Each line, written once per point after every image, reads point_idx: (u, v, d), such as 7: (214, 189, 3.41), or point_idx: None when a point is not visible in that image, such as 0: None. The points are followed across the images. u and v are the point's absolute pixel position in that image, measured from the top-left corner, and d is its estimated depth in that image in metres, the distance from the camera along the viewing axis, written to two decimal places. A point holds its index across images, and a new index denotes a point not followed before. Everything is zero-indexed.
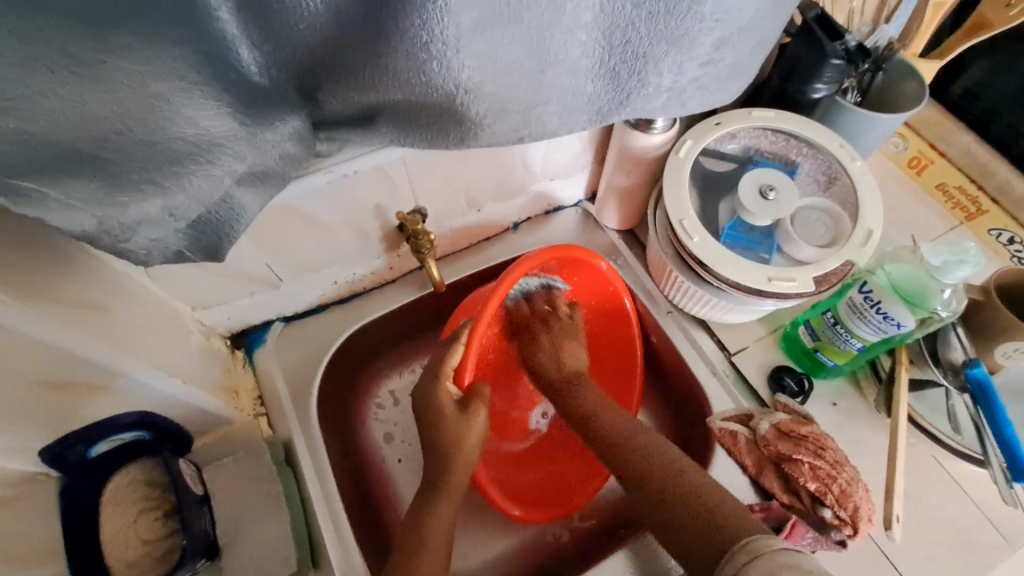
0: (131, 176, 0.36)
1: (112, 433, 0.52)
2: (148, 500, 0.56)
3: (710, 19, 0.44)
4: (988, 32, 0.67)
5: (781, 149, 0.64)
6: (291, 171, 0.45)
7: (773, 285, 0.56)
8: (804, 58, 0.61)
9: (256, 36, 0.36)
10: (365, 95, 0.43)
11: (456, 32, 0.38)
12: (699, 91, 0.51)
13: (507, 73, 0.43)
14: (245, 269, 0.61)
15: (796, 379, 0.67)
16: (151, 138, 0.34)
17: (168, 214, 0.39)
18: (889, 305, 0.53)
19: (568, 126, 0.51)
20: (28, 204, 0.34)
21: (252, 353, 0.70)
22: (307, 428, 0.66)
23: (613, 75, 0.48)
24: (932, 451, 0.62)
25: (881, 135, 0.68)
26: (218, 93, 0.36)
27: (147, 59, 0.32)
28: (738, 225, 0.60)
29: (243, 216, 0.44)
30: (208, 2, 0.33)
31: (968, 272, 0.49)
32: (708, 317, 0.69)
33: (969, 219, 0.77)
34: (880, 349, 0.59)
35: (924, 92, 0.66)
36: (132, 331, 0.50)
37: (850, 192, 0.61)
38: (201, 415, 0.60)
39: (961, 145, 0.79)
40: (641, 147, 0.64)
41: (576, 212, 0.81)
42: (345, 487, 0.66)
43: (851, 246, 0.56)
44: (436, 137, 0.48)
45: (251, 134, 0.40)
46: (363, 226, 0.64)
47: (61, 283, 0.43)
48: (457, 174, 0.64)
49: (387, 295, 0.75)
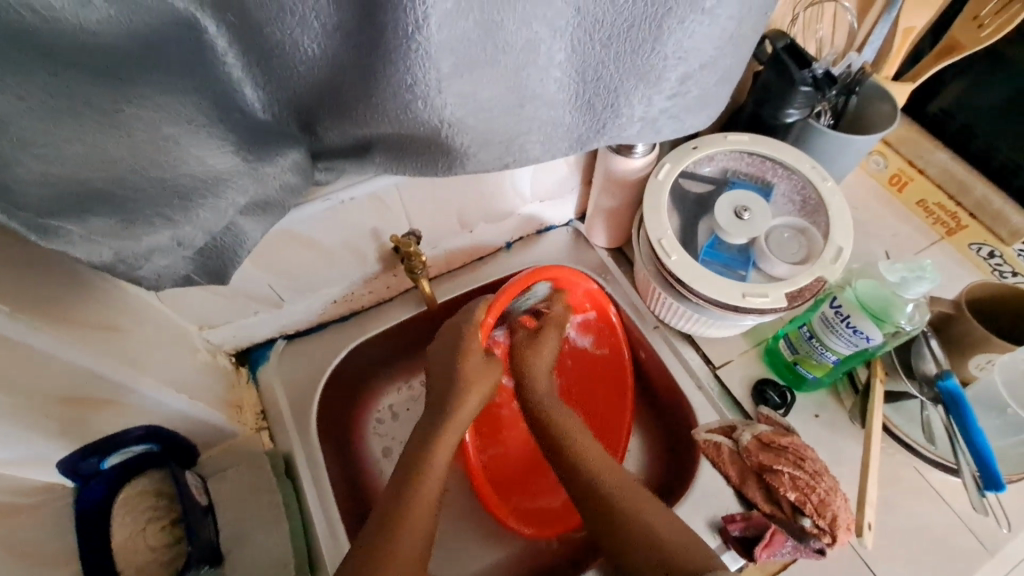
0: (144, 212, 0.40)
1: (122, 446, 0.55)
2: (155, 510, 0.59)
3: (674, 57, 0.48)
4: (959, 53, 0.70)
5: (756, 170, 0.68)
6: (290, 200, 0.49)
7: (748, 301, 0.59)
8: (774, 85, 0.64)
9: (259, 79, 0.41)
10: (358, 129, 0.47)
11: (437, 75, 0.41)
12: (671, 119, 0.55)
13: (488, 108, 0.47)
14: (249, 290, 0.64)
15: (779, 392, 0.69)
16: (162, 175, 0.38)
17: (177, 243, 0.43)
18: (857, 319, 0.55)
19: (549, 153, 0.55)
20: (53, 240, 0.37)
21: (256, 370, 0.73)
22: (308, 439, 0.69)
23: (588, 107, 0.51)
24: (912, 462, 0.64)
25: (855, 156, 0.71)
26: (223, 133, 0.40)
27: (160, 105, 0.36)
28: (716, 244, 0.64)
29: (246, 242, 0.48)
30: (216, 50, 0.37)
31: (927, 287, 0.52)
32: (692, 332, 0.72)
33: (949, 235, 0.81)
34: (856, 361, 0.61)
35: (895, 115, 0.69)
36: (145, 350, 0.54)
37: (822, 212, 0.64)
38: (206, 428, 0.64)
39: (938, 163, 0.82)
40: (622, 170, 0.67)
41: (567, 231, 0.84)
42: (343, 498, 0.69)
43: (822, 264, 0.59)
44: (425, 165, 0.51)
45: (252, 168, 0.44)
46: (360, 248, 0.68)
47: (81, 306, 0.47)
48: (450, 198, 0.68)
49: (385, 313, 0.78)
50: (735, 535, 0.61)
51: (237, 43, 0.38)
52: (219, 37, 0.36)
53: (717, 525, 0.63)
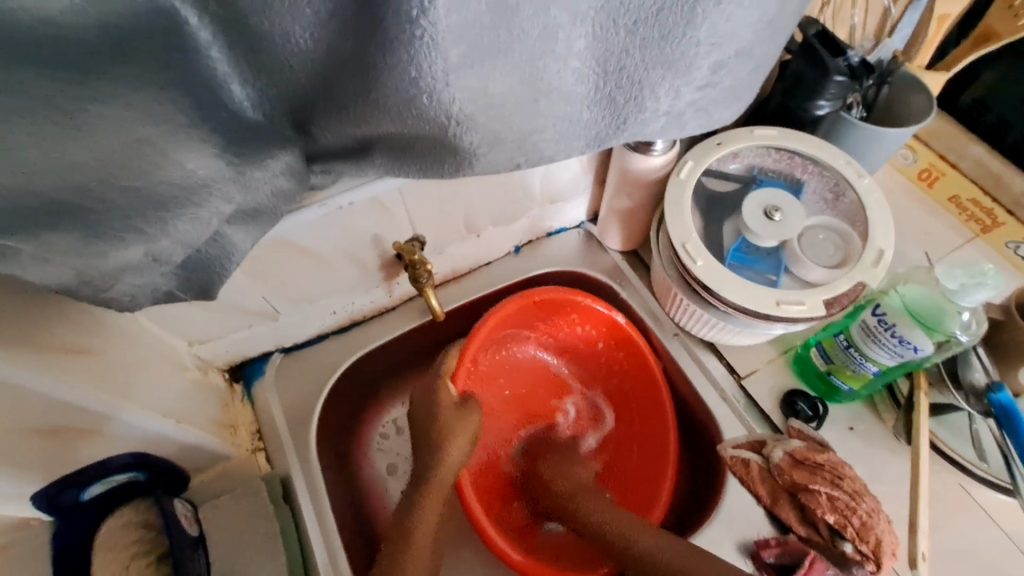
0: (111, 226, 0.35)
1: (105, 474, 0.51)
2: (144, 544, 0.54)
3: (706, 43, 0.43)
4: (995, 41, 0.65)
5: (785, 167, 0.63)
6: (283, 208, 0.45)
7: (782, 309, 0.54)
8: (807, 74, 0.60)
9: (248, 74, 0.37)
10: (358, 129, 0.42)
11: (445, 65, 0.37)
12: (698, 113, 0.50)
13: (500, 103, 0.42)
14: (241, 303, 0.60)
15: (809, 403, 0.64)
16: (135, 184, 0.34)
17: (151, 259, 0.38)
18: (903, 328, 0.51)
19: (566, 152, 0.50)
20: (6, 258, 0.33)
21: (250, 386, 0.69)
22: (307, 461, 0.65)
23: (609, 100, 0.47)
24: (959, 480, 0.59)
25: (888, 150, 0.66)
26: (206, 133, 0.36)
27: (132, 104, 0.32)
28: (743, 246, 0.59)
29: (234, 254, 0.43)
30: (199, 42, 0.33)
31: (987, 295, 0.47)
32: (715, 340, 0.67)
33: (984, 233, 0.75)
34: (897, 372, 0.57)
35: (931, 107, 0.64)
36: (127, 373, 0.50)
37: (858, 211, 0.59)
38: (197, 453, 0.59)
39: (972, 157, 0.77)
40: (640, 169, 0.63)
41: (578, 233, 0.80)
42: (345, 524, 0.65)
43: (861, 267, 0.54)
44: (431, 167, 0.47)
45: (239, 173, 0.39)
46: (361, 256, 0.63)
47: (52, 328, 0.42)
48: (454, 201, 0.63)
49: (387, 323, 0.74)
50: (769, 562, 0.56)
51: (223, 33, 0.34)
52: (202, 27, 0.33)
53: (749, 550, 0.59)
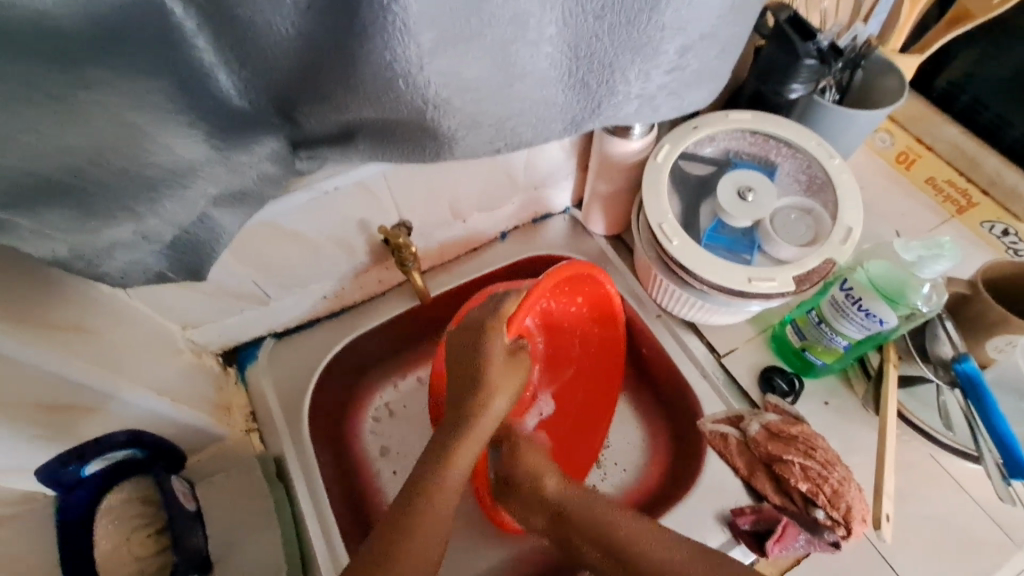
0: (104, 205, 0.37)
1: (106, 451, 0.53)
2: (142, 518, 0.57)
3: (672, 27, 0.45)
4: (969, 21, 0.66)
5: (759, 150, 0.65)
6: (269, 191, 0.47)
7: (754, 286, 0.56)
8: (778, 59, 0.61)
9: (231, 63, 0.38)
10: (339, 114, 0.44)
11: (418, 50, 0.39)
12: (670, 96, 0.52)
13: (476, 87, 0.44)
14: (234, 287, 0.62)
15: (786, 379, 0.66)
16: (125, 166, 0.36)
17: (140, 237, 0.40)
18: (869, 301, 0.53)
19: (542, 136, 0.52)
20: (4, 234, 0.35)
21: (245, 370, 0.71)
22: (300, 440, 0.67)
23: (582, 85, 0.49)
24: (928, 450, 0.61)
25: (862, 132, 0.68)
26: (192, 117, 0.38)
27: (121, 90, 0.34)
28: (719, 228, 0.61)
29: (222, 235, 0.45)
30: (183, 32, 0.34)
31: (945, 266, 0.49)
32: (696, 319, 0.69)
33: (960, 213, 0.77)
34: (867, 346, 0.59)
35: (903, 89, 0.66)
36: (123, 352, 0.52)
37: (829, 192, 0.61)
38: (193, 432, 0.61)
39: (947, 138, 0.79)
40: (619, 153, 0.64)
41: (564, 219, 0.82)
42: (339, 501, 0.67)
43: (830, 245, 0.56)
44: (411, 151, 0.49)
45: (225, 157, 0.41)
46: (349, 241, 0.65)
47: (49, 307, 0.44)
48: (439, 186, 0.65)
49: (377, 308, 0.76)
50: (745, 529, 0.60)
51: (207, 25, 0.35)
52: (186, 17, 0.34)
53: (726, 519, 0.61)
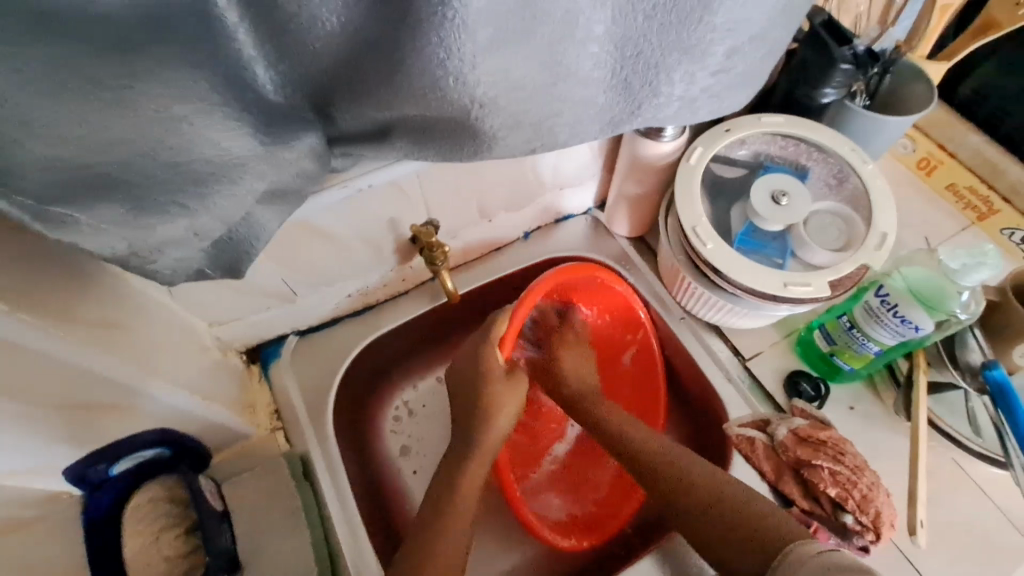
0: (155, 199, 0.36)
1: (132, 450, 0.52)
2: (169, 519, 0.56)
3: (722, 29, 0.44)
4: (997, 31, 0.67)
5: (791, 154, 0.65)
6: (309, 188, 0.46)
7: (788, 291, 0.56)
8: (812, 62, 0.61)
9: (273, 57, 0.37)
10: (383, 111, 0.43)
11: (473, 48, 0.38)
12: (710, 99, 0.52)
13: (522, 86, 0.44)
14: (261, 285, 0.61)
15: (813, 384, 0.67)
16: (175, 160, 0.35)
17: (192, 234, 0.39)
18: (906, 309, 0.53)
19: (578, 137, 0.52)
20: (59, 228, 0.35)
21: (267, 367, 0.70)
22: (323, 437, 0.66)
23: (625, 85, 0.48)
24: (953, 455, 0.62)
25: (890, 137, 0.68)
26: (238, 113, 0.37)
27: (173, 82, 0.33)
28: (751, 232, 0.61)
29: (263, 233, 0.44)
30: (225, 25, 0.33)
31: (986, 275, 0.49)
32: (721, 322, 0.69)
33: (980, 220, 0.77)
34: (899, 352, 0.59)
35: (931, 96, 0.66)
36: (152, 350, 0.51)
37: (862, 197, 0.61)
38: (217, 431, 0.60)
39: (970, 146, 0.79)
40: (650, 155, 0.64)
41: (586, 219, 0.81)
42: (362, 502, 0.66)
43: (865, 250, 0.56)
44: (450, 151, 0.48)
45: (270, 152, 0.40)
46: (378, 240, 0.65)
47: (82, 303, 0.43)
48: (470, 186, 0.64)
49: (400, 306, 0.75)
50: None
51: (249, 15, 0.34)
52: (230, 9, 0.33)
53: None
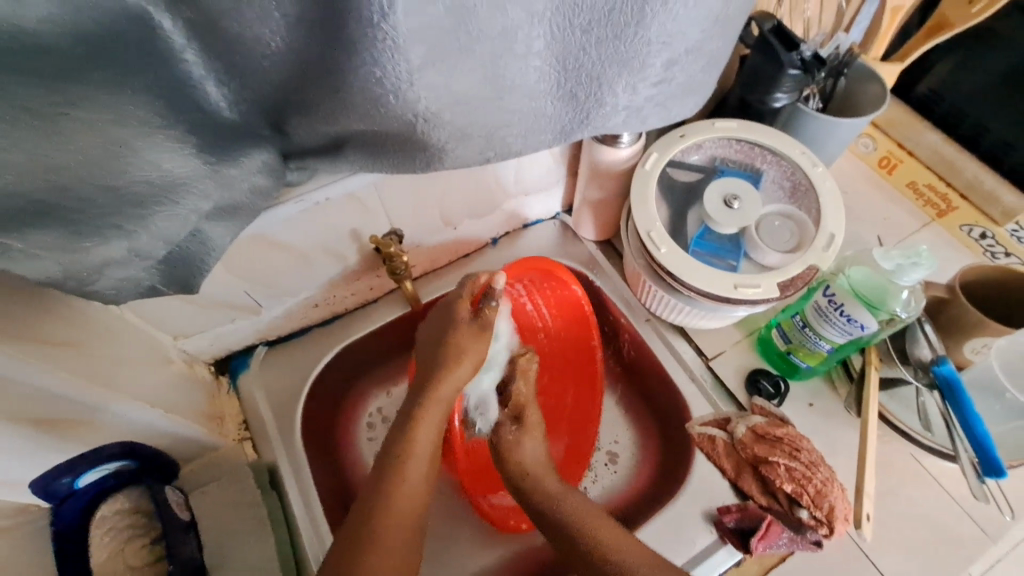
0: (93, 224, 0.36)
1: (98, 462, 0.53)
2: (138, 528, 0.57)
3: (657, 42, 0.46)
4: (949, 30, 0.67)
5: (745, 158, 0.66)
6: (260, 203, 0.47)
7: (739, 292, 0.57)
8: (762, 67, 0.62)
9: (224, 76, 0.39)
10: (330, 126, 0.44)
11: (407, 67, 0.39)
12: (656, 107, 0.53)
13: (465, 99, 0.45)
14: (224, 297, 0.62)
15: (772, 382, 0.68)
16: (114, 184, 0.36)
17: (133, 254, 0.40)
18: (851, 307, 0.54)
19: (531, 145, 0.53)
20: None
21: (236, 378, 0.71)
22: (291, 447, 0.67)
23: (570, 96, 0.49)
24: (909, 449, 0.63)
25: (843, 140, 0.69)
26: (181, 133, 0.38)
27: (107, 107, 0.34)
28: (706, 234, 0.62)
29: (213, 248, 0.45)
30: (174, 47, 0.35)
31: (922, 273, 0.50)
32: (684, 323, 0.71)
33: (941, 217, 0.79)
34: (850, 349, 0.60)
35: (885, 95, 0.67)
36: (115, 366, 0.52)
37: (812, 199, 0.62)
38: (186, 443, 0.61)
39: (928, 144, 0.80)
40: (608, 161, 0.65)
41: (554, 224, 0.82)
42: (333, 510, 0.67)
43: (814, 251, 0.57)
44: (402, 162, 0.49)
45: (215, 171, 0.41)
46: (340, 249, 0.65)
47: (41, 321, 0.44)
48: (431, 195, 0.65)
49: (369, 315, 0.76)
50: (730, 527, 0.61)
51: (197, 39, 0.36)
52: (177, 32, 0.35)
53: (712, 518, 0.62)
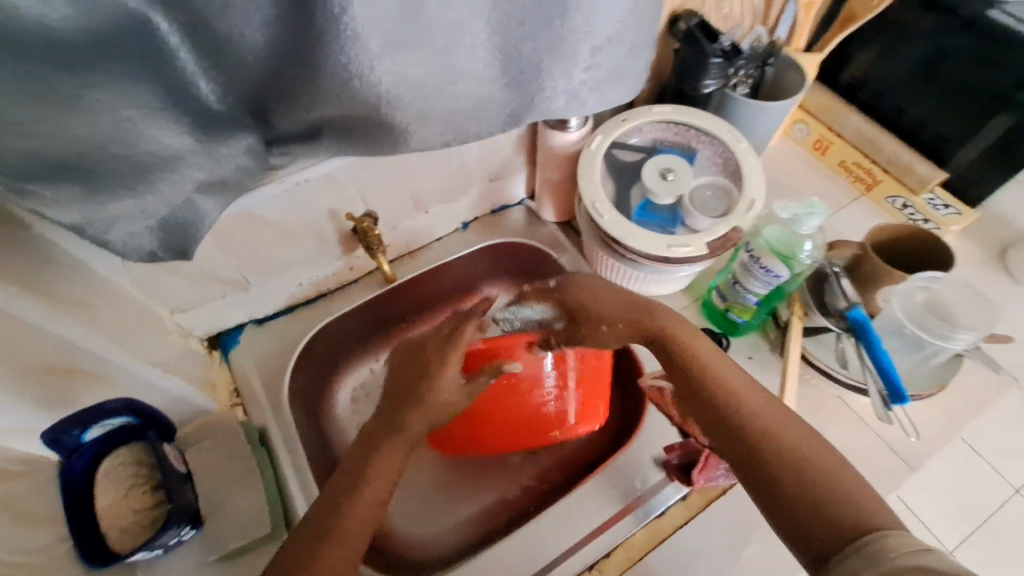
0: (110, 185, 0.44)
1: (103, 417, 0.58)
2: (138, 477, 0.63)
3: (582, 31, 0.54)
4: (856, 21, 0.76)
5: (681, 139, 0.74)
6: (247, 182, 0.55)
7: (673, 252, 0.65)
8: (690, 58, 0.71)
9: (210, 70, 0.45)
10: (307, 113, 0.52)
11: (368, 54, 0.46)
12: (592, 91, 0.62)
13: (421, 85, 0.52)
14: (216, 273, 0.68)
15: (714, 338, 0.74)
16: (125, 153, 0.43)
17: (141, 213, 0.47)
18: (767, 260, 0.62)
19: (487, 128, 0.61)
20: (27, 200, 0.42)
21: (228, 353, 0.77)
22: (278, 410, 0.74)
23: (514, 83, 0.57)
24: (836, 392, 0.71)
25: (769, 122, 0.78)
26: (178, 116, 0.45)
27: (118, 91, 0.41)
28: (647, 206, 0.69)
29: (205, 218, 0.52)
30: (168, 45, 0.41)
31: (818, 220, 0.59)
32: (637, 291, 0.78)
33: (868, 190, 0.89)
34: (774, 300, 0.68)
35: (804, 83, 0.76)
36: (118, 327, 0.58)
37: (738, 171, 0.70)
38: (182, 405, 0.68)
39: (852, 126, 0.89)
40: (559, 144, 0.73)
41: (520, 209, 0.90)
42: (319, 468, 0.73)
43: (738, 214, 0.65)
44: (372, 143, 0.57)
45: (208, 147, 0.49)
46: (321, 230, 0.73)
47: (56, 281, 0.50)
48: (404, 179, 0.73)
49: (348, 295, 0.84)
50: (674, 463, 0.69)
51: (187, 38, 0.42)
52: (170, 32, 0.41)
53: (660, 460, 0.71)
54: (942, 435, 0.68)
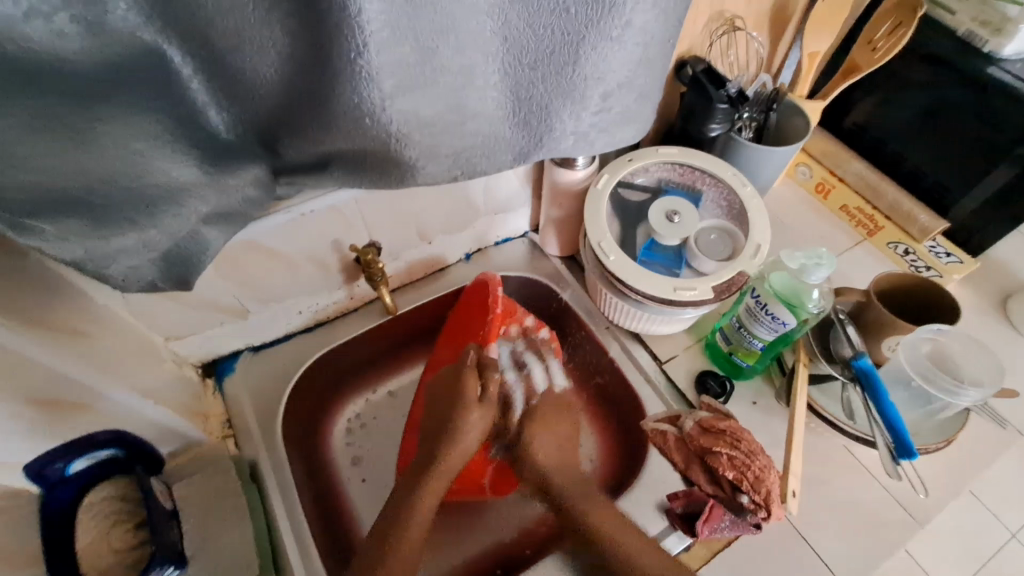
0: (113, 217, 0.43)
1: (90, 449, 0.57)
2: (121, 513, 0.61)
3: (593, 77, 0.54)
4: (858, 73, 0.78)
5: (687, 180, 0.74)
6: (252, 212, 0.54)
7: (678, 294, 0.64)
8: (697, 101, 0.71)
9: (222, 101, 0.46)
10: (316, 147, 0.51)
11: (381, 94, 0.46)
12: (601, 133, 0.62)
13: (432, 124, 0.52)
14: (215, 301, 0.67)
15: (718, 381, 0.74)
16: (130, 185, 0.42)
17: (143, 246, 0.46)
18: (774, 307, 0.62)
19: (495, 166, 0.60)
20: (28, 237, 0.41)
21: (222, 381, 0.76)
22: (272, 444, 0.72)
23: (524, 123, 0.57)
24: (842, 442, 0.70)
25: (775, 166, 0.78)
26: (186, 148, 0.45)
27: (129, 124, 0.40)
28: (653, 245, 0.70)
29: (208, 250, 0.52)
30: (182, 77, 0.42)
31: (826, 272, 0.59)
32: (640, 330, 0.77)
33: (870, 236, 0.89)
34: (780, 346, 0.67)
35: (808, 128, 0.77)
36: (111, 356, 0.57)
37: (743, 215, 0.71)
38: (172, 436, 0.66)
39: (854, 172, 0.90)
40: (566, 181, 0.73)
41: (524, 242, 0.90)
42: (310, 505, 0.71)
43: (743, 259, 0.65)
44: (379, 179, 0.56)
45: (215, 180, 0.48)
46: (324, 260, 0.72)
47: (53, 311, 0.49)
48: (411, 211, 0.73)
49: (349, 323, 0.83)
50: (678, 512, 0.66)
51: (201, 70, 0.42)
52: (184, 64, 0.41)
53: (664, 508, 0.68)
54: (950, 489, 0.66)
